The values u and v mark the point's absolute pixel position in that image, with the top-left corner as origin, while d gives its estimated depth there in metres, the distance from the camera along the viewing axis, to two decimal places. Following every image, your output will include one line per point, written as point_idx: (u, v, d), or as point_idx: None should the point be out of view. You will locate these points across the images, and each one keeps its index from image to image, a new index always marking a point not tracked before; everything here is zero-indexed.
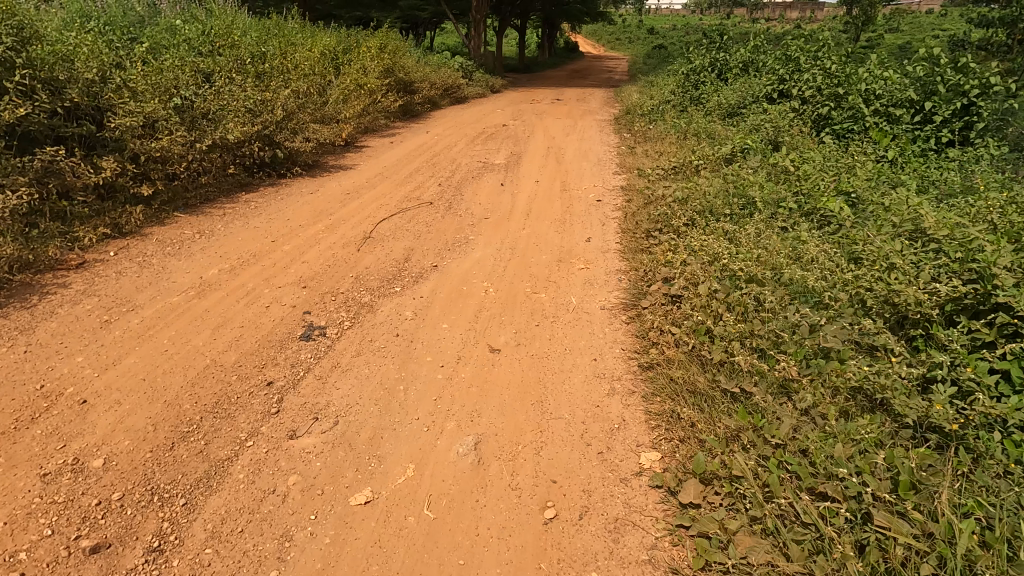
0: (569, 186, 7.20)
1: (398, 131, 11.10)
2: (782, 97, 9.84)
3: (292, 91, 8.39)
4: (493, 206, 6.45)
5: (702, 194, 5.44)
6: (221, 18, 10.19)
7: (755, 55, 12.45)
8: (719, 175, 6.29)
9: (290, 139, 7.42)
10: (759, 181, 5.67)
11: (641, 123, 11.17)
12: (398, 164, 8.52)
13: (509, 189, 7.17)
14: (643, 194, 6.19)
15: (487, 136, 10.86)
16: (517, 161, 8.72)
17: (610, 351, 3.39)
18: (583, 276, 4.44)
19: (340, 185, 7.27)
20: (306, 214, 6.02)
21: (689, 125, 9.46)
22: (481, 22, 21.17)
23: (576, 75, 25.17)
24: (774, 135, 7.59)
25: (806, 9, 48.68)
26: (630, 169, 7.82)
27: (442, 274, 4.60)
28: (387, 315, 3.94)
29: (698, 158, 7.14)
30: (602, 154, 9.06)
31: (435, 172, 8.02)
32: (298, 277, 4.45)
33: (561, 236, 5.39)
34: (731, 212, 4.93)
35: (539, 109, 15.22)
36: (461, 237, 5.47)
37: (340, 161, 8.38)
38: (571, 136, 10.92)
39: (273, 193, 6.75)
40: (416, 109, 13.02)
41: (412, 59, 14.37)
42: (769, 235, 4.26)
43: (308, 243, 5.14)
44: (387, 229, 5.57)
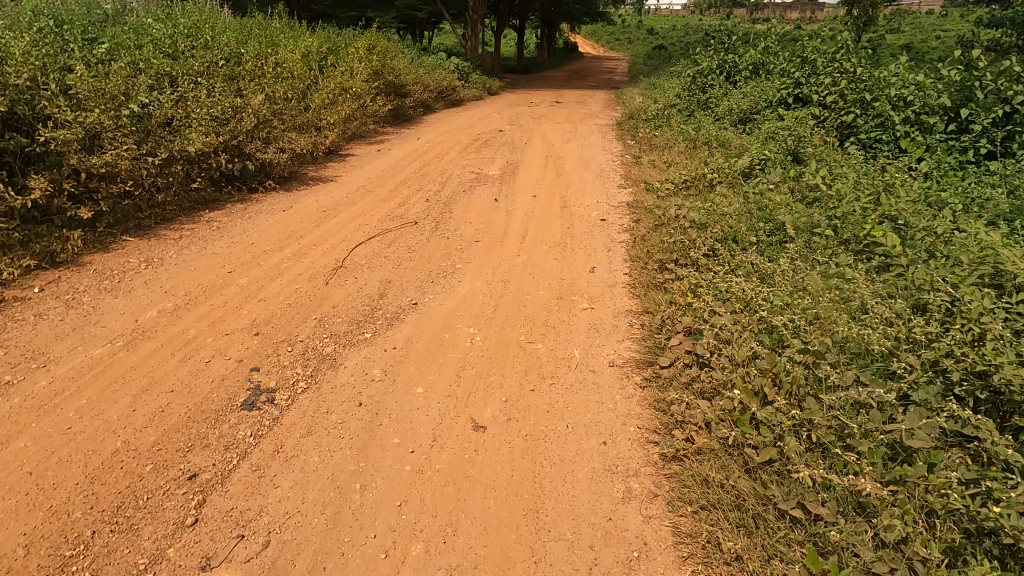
0: (570, 202, 6.53)
1: (386, 138, 10.42)
2: (798, 102, 9.17)
3: (268, 96, 7.72)
4: (485, 226, 5.77)
5: (723, 218, 4.78)
6: (196, 17, 9.52)
7: (766, 57, 11.77)
8: (738, 193, 5.63)
9: (262, 149, 6.74)
10: (786, 202, 5.01)
11: (645, 129, 10.51)
12: (384, 176, 7.85)
13: (503, 206, 6.49)
14: (653, 215, 5.53)
15: (482, 143, 10.20)
16: (513, 172, 8.03)
17: (623, 430, 2.72)
18: (587, 321, 3.76)
19: (318, 200, 6.59)
20: (274, 237, 5.34)
21: (698, 133, 8.81)
22: (477, 22, 20.50)
23: (576, 76, 24.51)
24: (795, 145, 6.92)
25: (806, 10, 48.11)
26: (637, 183, 7.14)
27: (423, 315, 3.93)
28: (351, 373, 3.27)
29: (712, 172, 6.47)
30: (604, 163, 8.40)
31: (423, 184, 7.35)
32: (250, 321, 3.76)
33: (561, 265, 4.71)
34: (757, 242, 4.27)
35: (536, 112, 14.54)
36: (448, 265, 4.80)
37: (320, 172, 7.71)
38: (572, 143, 10.24)
39: (241, 211, 6.08)
40: (408, 113, 12.34)
41: (404, 61, 13.73)
42: (809, 274, 3.60)
43: (269, 274, 4.46)
44: (363, 255, 4.89)
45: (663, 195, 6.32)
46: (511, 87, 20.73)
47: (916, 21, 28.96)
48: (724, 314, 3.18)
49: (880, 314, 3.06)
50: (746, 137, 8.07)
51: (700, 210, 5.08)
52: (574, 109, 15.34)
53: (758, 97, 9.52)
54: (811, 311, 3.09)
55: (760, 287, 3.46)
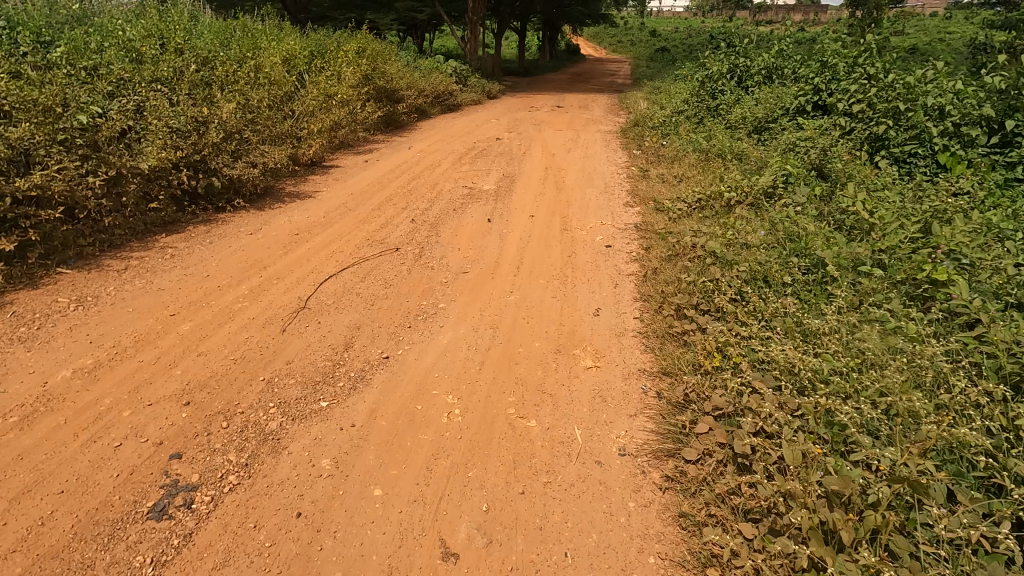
0: (571, 224, 5.87)
1: (376, 147, 9.78)
2: (818, 110, 8.49)
3: (242, 104, 7.09)
4: (475, 254, 5.11)
5: (751, 252, 4.11)
6: (171, 18, 8.91)
7: (780, 60, 11.10)
8: (761, 218, 4.99)
9: (229, 164, 6.09)
10: (821, 231, 4.35)
11: (652, 138, 9.88)
12: (369, 191, 7.19)
13: (497, 228, 5.84)
14: (666, 243, 4.87)
15: (477, 152, 9.56)
16: (510, 187, 7.38)
17: (640, 563, 2.08)
18: (591, 385, 3.10)
19: (291, 221, 5.95)
20: (234, 267, 4.69)
21: (710, 145, 8.19)
22: (476, 24, 19.90)
23: (578, 78, 23.87)
24: (821, 159, 6.28)
25: (809, 11, 47.49)
26: (645, 201, 6.48)
27: (393, 376, 3.27)
28: (296, 462, 2.61)
29: (730, 190, 5.84)
30: (609, 177, 7.76)
31: (410, 201, 6.70)
32: (183, 385, 3.10)
33: (561, 306, 4.04)
34: (793, 283, 3.61)
35: (537, 118, 13.90)
36: (429, 305, 4.14)
37: (299, 188, 7.08)
38: (574, 153, 9.58)
39: (203, 234, 5.44)
40: (401, 120, 11.69)
41: (398, 66, 13.13)
42: (864, 332, 2.95)
43: (218, 319, 3.80)
44: (331, 292, 4.23)
45: (676, 217, 5.66)
46: (511, 91, 20.08)
47: (923, 23, 28.33)
48: (766, 392, 2.52)
49: (968, 398, 2.40)
50: (765, 150, 7.42)
51: (721, 242, 4.43)
52: (576, 114, 14.70)
53: (773, 105, 8.89)
54: (877, 393, 2.44)
55: (807, 353, 2.81)
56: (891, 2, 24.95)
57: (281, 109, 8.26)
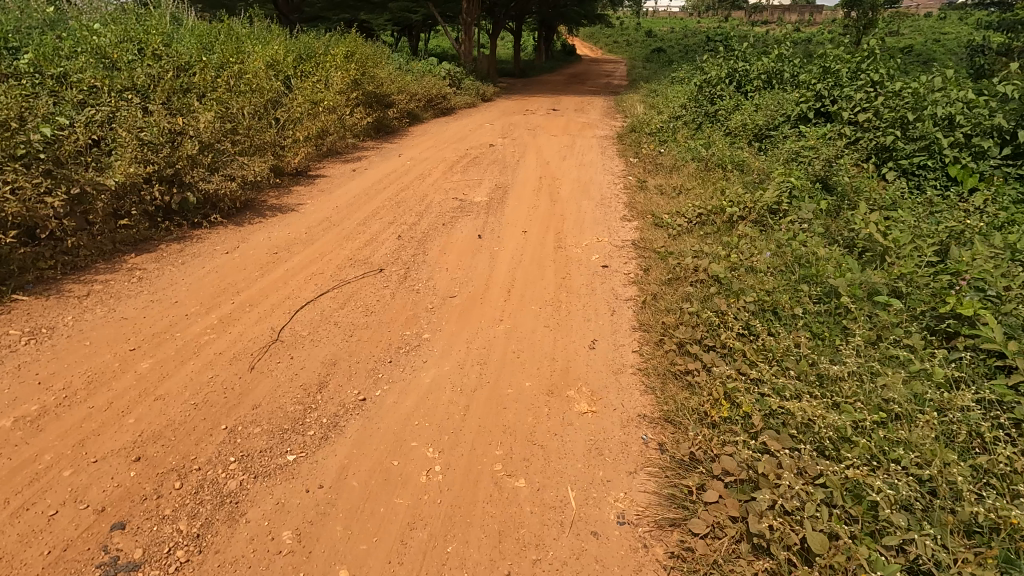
0: (565, 240, 5.59)
1: (365, 155, 9.48)
2: (821, 117, 8.23)
3: (222, 113, 6.79)
4: (465, 275, 4.83)
5: (759, 278, 3.84)
6: (150, 21, 8.59)
7: (780, 65, 10.84)
8: (766, 238, 4.73)
9: (205, 178, 5.79)
10: (832, 254, 4.09)
11: (649, 145, 9.62)
12: (355, 203, 6.90)
13: (488, 245, 5.55)
14: (666, 265, 4.60)
15: (470, 160, 9.28)
16: (502, 199, 7.09)
17: None
18: (586, 435, 2.81)
19: (271, 237, 5.65)
20: (204, 292, 4.39)
21: (709, 153, 7.93)
22: (470, 26, 19.59)
23: (574, 80, 23.56)
24: (826, 171, 6.03)
25: (805, 12, 47.37)
26: (643, 215, 6.20)
27: (370, 422, 2.98)
28: (253, 533, 2.32)
29: (732, 205, 5.58)
30: (605, 187, 7.49)
31: (398, 215, 6.42)
32: (134, 436, 2.81)
33: (555, 336, 3.76)
34: (805, 315, 3.35)
35: (532, 122, 13.61)
36: (413, 335, 3.86)
37: (282, 201, 6.78)
38: (569, 161, 9.30)
39: (175, 254, 5.14)
40: (392, 125, 11.39)
41: (389, 69, 12.82)
42: (887, 377, 2.67)
43: (181, 355, 3.50)
44: (307, 322, 3.94)
45: (676, 234, 5.39)
46: (505, 93, 19.79)
47: (920, 24, 28.16)
48: (784, 456, 2.24)
49: (1012, 464, 2.13)
50: (767, 160, 7.16)
51: (725, 267, 4.16)
52: (572, 118, 14.41)
53: (774, 111, 8.63)
54: (908, 456, 2.17)
55: (826, 404, 2.53)
56: (886, 4, 24.85)
57: (265, 117, 7.95)
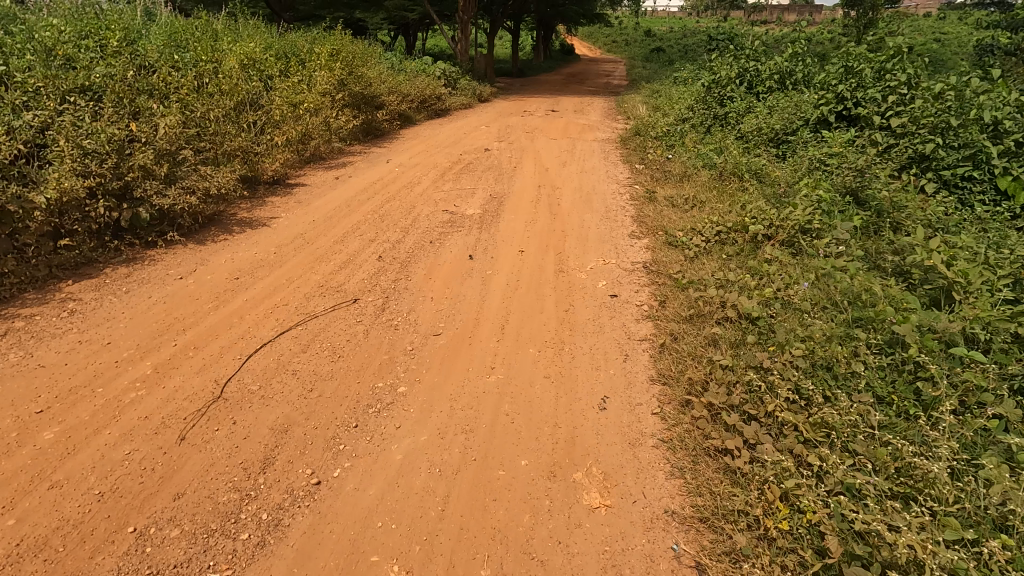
0: (567, 262, 4.95)
1: (350, 160, 8.83)
2: (844, 121, 7.61)
3: (187, 116, 6.12)
4: (452, 307, 4.18)
5: (803, 320, 3.21)
6: (116, 18, 7.92)
7: (794, 64, 10.24)
8: (801, 265, 4.11)
9: (160, 191, 5.13)
10: (887, 289, 3.46)
11: (655, 150, 8.99)
12: (334, 217, 6.26)
13: (481, 267, 4.90)
14: (686, 297, 3.97)
15: (463, 166, 8.64)
16: (497, 211, 6.46)
17: None
18: (598, 546, 2.18)
19: (235, 258, 5.00)
20: (144, 331, 3.73)
21: (722, 161, 7.31)
22: (466, 24, 18.94)
23: (572, 80, 22.94)
24: (857, 183, 5.42)
25: (804, 11, 46.88)
26: (654, 231, 5.58)
27: (322, 521, 2.34)
28: None
29: (757, 222, 4.96)
30: (610, 198, 6.86)
31: (380, 231, 5.78)
32: (11, 549, 2.16)
33: (557, 392, 3.11)
34: (870, 372, 2.71)
35: (530, 124, 12.97)
36: (386, 388, 3.21)
37: (253, 215, 6.13)
38: (569, 167, 8.66)
39: (121, 280, 4.48)
40: (381, 129, 10.74)
41: (379, 69, 12.15)
42: (997, 479, 2.04)
43: (96, 419, 2.84)
44: (259, 372, 3.28)
45: (694, 256, 4.76)
46: (503, 94, 19.16)
47: (922, 23, 27.64)
48: None
49: None
50: (788, 167, 6.55)
51: (757, 303, 3.54)
52: (571, 119, 13.77)
53: (791, 115, 8.03)
54: None
55: (921, 524, 1.93)
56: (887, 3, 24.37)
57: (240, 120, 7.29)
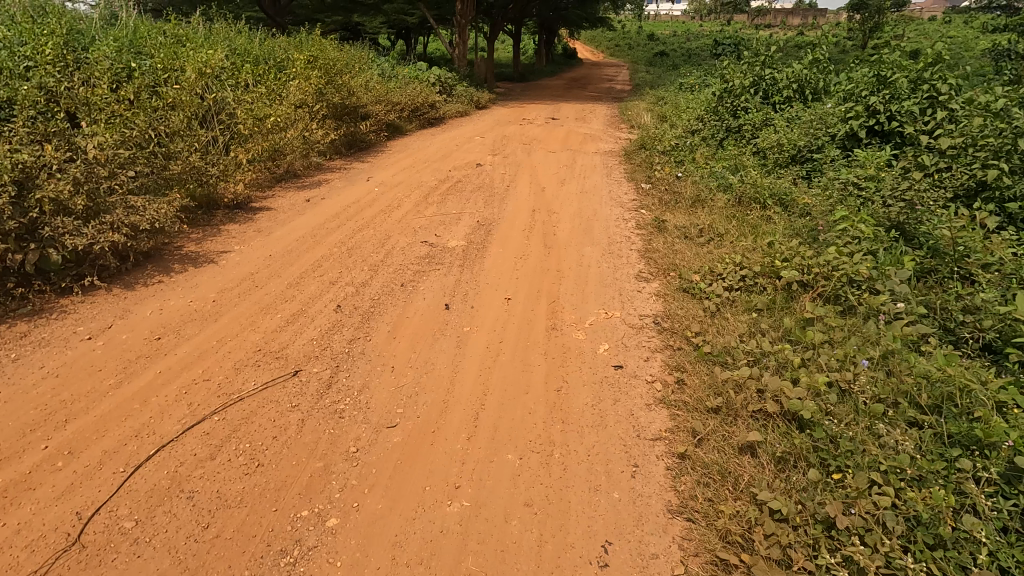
0: (563, 313, 4.11)
1: (326, 179, 8.05)
2: (876, 137, 6.82)
3: (126, 134, 5.33)
4: (416, 383, 3.35)
5: (877, 430, 2.39)
6: (64, 21, 7.15)
7: (815, 70, 9.41)
8: (854, 334, 3.31)
9: (76, 227, 4.33)
10: (981, 380, 2.65)
11: (663, 167, 8.19)
12: (296, 250, 5.45)
13: (458, 320, 4.08)
14: (711, 375, 3.15)
15: (451, 185, 7.86)
16: (484, 243, 5.65)
17: None
18: None
19: (164, 308, 4.19)
20: (13, 423, 2.90)
21: (740, 183, 6.51)
22: (464, 28, 18.19)
23: (573, 85, 22.15)
24: (905, 216, 4.62)
25: (808, 15, 46.12)
26: (665, 273, 4.75)
27: None
28: None
29: (791, 266, 4.15)
30: (613, 226, 6.05)
31: (346, 269, 4.97)
32: None
33: (541, 534, 2.30)
34: (988, 534, 1.91)
35: (527, 134, 12.16)
36: (314, 521, 2.39)
37: (202, 249, 5.34)
38: (568, 186, 7.86)
39: (14, 341, 3.67)
40: (365, 141, 9.95)
41: (366, 76, 11.38)
42: None
43: None
44: (143, 496, 2.45)
45: (715, 313, 3.93)
46: (502, 100, 18.38)
47: (928, 27, 27.01)
48: None
49: None
50: (819, 193, 5.76)
51: (807, 397, 2.72)
52: (572, 128, 12.96)
53: (815, 129, 7.22)
54: None
55: None
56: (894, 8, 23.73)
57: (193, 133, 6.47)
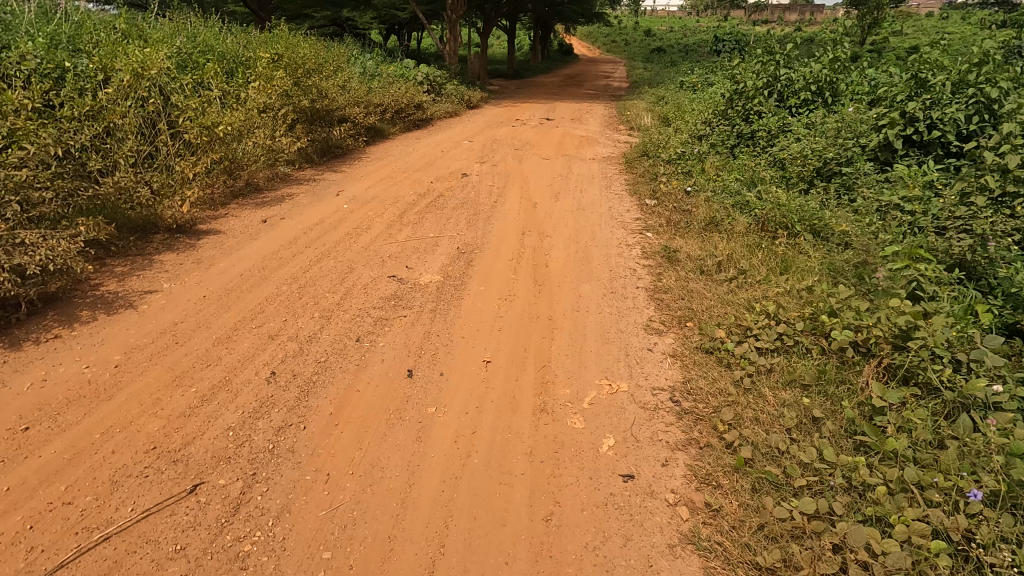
0: (555, 386, 3.25)
1: (292, 193, 7.17)
2: (914, 148, 6.02)
3: (31, 153, 4.45)
4: (355, 503, 2.48)
5: None
6: None
7: (835, 69, 8.60)
8: (944, 439, 2.50)
9: None
10: None
11: (669, 178, 7.34)
12: (237, 288, 4.55)
13: (422, 396, 3.21)
14: (762, 505, 2.32)
15: (432, 200, 6.99)
16: (463, 276, 4.79)
17: None
18: None
19: (47, 378, 3.30)
20: None
21: (760, 202, 5.69)
22: (455, 23, 17.28)
23: (570, 82, 21.25)
24: (973, 254, 3.81)
25: (808, 10, 45.37)
26: (681, 323, 3.90)
27: None
28: None
29: (843, 324, 3.31)
30: (615, 254, 5.19)
31: (294, 315, 4.10)
32: None
33: None
34: None
35: (520, 138, 11.25)
36: None
37: (122, 288, 4.45)
38: (564, 201, 6.99)
39: None
40: (340, 147, 9.05)
41: (344, 75, 10.47)
42: None
43: None
44: None
45: (751, 390, 3.08)
46: (495, 98, 17.48)
47: (929, 23, 26.37)
48: None
49: None
50: (858, 220, 4.93)
51: (911, 569, 1.96)
52: (568, 131, 12.05)
53: (843, 138, 6.41)
54: None
55: None
56: (894, 3, 23.18)
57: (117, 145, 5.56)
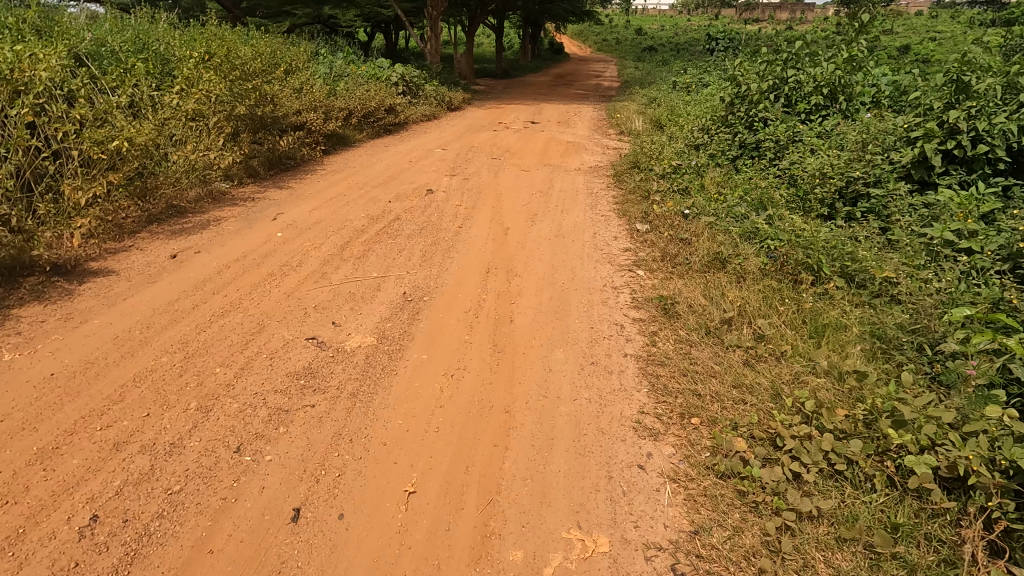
0: (502, 545, 2.21)
1: (223, 215, 6.09)
2: (956, 165, 5.03)
3: None
4: None
5: None
6: None
7: (852, 68, 7.58)
8: None
9: None
10: None
11: (665, 196, 6.32)
12: (100, 358, 3.47)
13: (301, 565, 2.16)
14: None
15: (386, 225, 5.92)
16: (403, 337, 3.72)
17: None
18: None
19: None
20: None
21: (776, 230, 4.66)
22: (436, 21, 16.18)
23: (559, 82, 20.18)
24: None
25: (800, 7, 44.62)
26: (684, 419, 2.87)
27: None
28: None
29: (918, 446, 2.29)
30: (596, 303, 4.15)
31: (161, 406, 3.03)
32: None
33: None
34: None
35: (500, 145, 10.21)
36: None
37: None
38: (541, 225, 5.95)
39: None
40: (292, 158, 7.98)
41: (301, 76, 9.34)
42: None
43: None
44: None
45: (793, 557, 2.07)
46: (478, 99, 16.38)
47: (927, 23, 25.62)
48: None
49: None
50: (902, 261, 3.93)
51: None
52: (553, 136, 11.00)
53: (870, 151, 5.40)
54: None
55: None
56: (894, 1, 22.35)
57: None
